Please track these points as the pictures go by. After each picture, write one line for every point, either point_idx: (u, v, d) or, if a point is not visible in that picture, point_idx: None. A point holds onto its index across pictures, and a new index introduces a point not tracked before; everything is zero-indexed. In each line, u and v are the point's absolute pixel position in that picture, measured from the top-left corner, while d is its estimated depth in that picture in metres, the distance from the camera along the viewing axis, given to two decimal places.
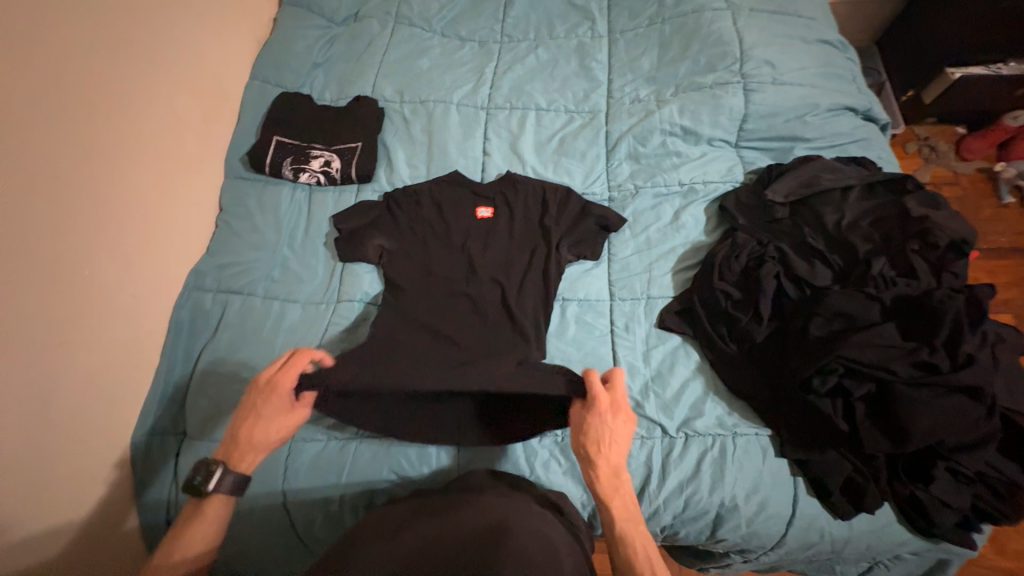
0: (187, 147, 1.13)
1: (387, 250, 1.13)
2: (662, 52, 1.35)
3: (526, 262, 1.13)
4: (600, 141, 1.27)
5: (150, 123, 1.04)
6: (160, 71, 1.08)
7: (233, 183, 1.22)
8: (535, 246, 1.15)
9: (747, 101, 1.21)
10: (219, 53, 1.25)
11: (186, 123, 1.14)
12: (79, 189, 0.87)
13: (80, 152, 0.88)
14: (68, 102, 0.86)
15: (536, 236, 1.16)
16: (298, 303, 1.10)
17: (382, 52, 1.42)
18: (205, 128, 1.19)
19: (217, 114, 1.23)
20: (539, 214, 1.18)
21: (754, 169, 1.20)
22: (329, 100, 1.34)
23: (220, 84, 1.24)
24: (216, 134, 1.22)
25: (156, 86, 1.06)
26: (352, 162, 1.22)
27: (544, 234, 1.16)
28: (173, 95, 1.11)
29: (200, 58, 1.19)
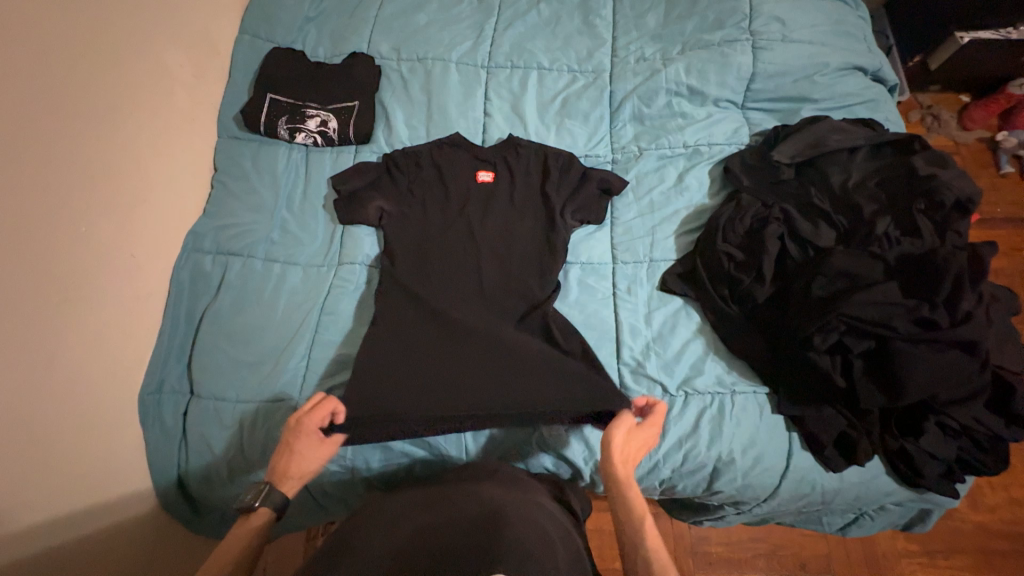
0: (177, 105, 1.09)
1: (388, 213, 1.12)
2: (669, 7, 1.30)
3: (530, 227, 1.13)
4: (604, 102, 1.24)
5: (139, 78, 1.00)
6: (146, 21, 1.03)
7: (227, 143, 1.18)
8: (538, 211, 1.14)
9: (755, 60, 1.18)
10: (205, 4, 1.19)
11: (174, 79, 1.09)
12: (67, 145, 0.84)
13: (67, 106, 0.84)
14: (53, 51, 0.82)
15: (539, 201, 1.15)
16: (299, 267, 1.09)
17: (377, 6, 1.35)
18: (195, 85, 1.14)
19: (207, 70, 1.18)
20: (542, 178, 1.17)
21: (760, 131, 1.18)
22: (323, 58, 1.29)
23: (207, 37, 1.18)
24: (207, 92, 1.17)
25: (140, 37, 1.01)
26: (349, 123, 1.19)
27: (547, 198, 1.14)
28: (161, 47, 1.06)
29: (186, 8, 1.13)
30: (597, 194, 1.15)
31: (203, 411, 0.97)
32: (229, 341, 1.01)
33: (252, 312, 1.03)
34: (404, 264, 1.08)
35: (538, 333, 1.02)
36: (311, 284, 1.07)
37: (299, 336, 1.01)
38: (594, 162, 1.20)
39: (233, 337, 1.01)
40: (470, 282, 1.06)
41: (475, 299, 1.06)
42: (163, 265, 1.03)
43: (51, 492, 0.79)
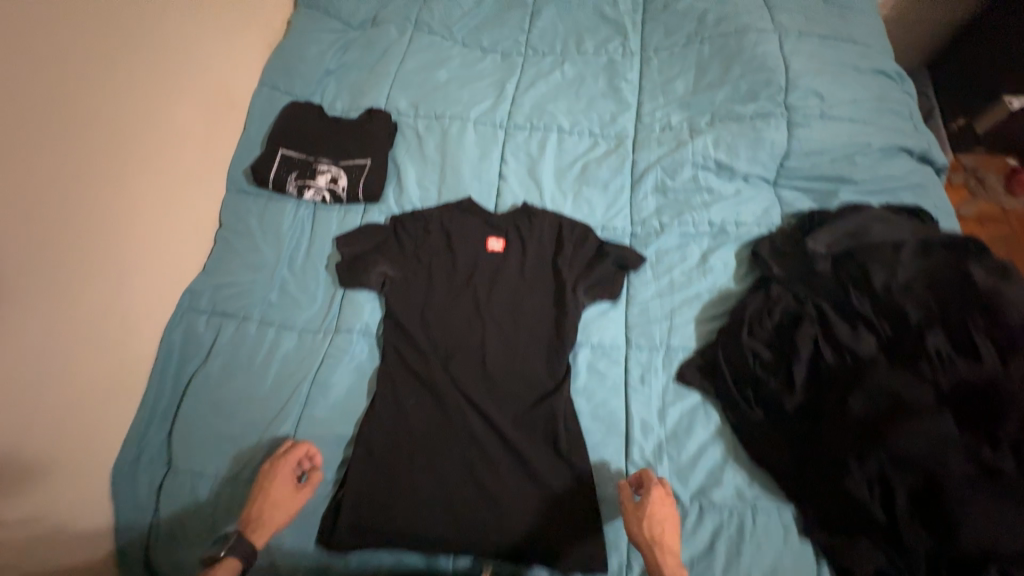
0: (189, 157, 1.07)
1: (391, 279, 1.07)
2: (698, 74, 1.26)
3: (539, 303, 1.06)
4: (625, 171, 1.18)
5: (152, 135, 0.99)
6: (165, 78, 1.02)
7: (235, 195, 1.16)
8: (549, 286, 1.08)
9: (789, 136, 1.10)
10: (228, 57, 1.20)
11: (187, 132, 1.07)
12: (65, 207, 0.82)
13: (71, 169, 0.83)
14: (61, 113, 0.81)
15: (551, 275, 1.08)
16: (294, 331, 1.04)
17: (399, 61, 1.35)
18: (209, 137, 1.13)
19: (224, 122, 1.17)
20: (556, 250, 1.10)
21: (794, 212, 1.09)
22: (341, 111, 1.28)
23: (226, 90, 1.18)
24: (221, 144, 1.16)
25: (156, 92, 1.00)
26: (359, 181, 1.15)
27: (557, 273, 1.08)
28: (178, 102, 1.05)
29: (208, 62, 1.14)
30: (614, 271, 1.08)
31: (179, 486, 0.91)
32: (216, 410, 0.96)
33: (241, 379, 0.98)
34: (402, 335, 1.02)
35: (541, 428, 0.95)
36: (305, 351, 1.02)
37: (286, 410, 0.95)
38: (611, 235, 1.13)
39: (219, 405, 0.96)
40: (472, 361, 1.00)
41: (476, 381, 0.99)
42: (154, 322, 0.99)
43: None
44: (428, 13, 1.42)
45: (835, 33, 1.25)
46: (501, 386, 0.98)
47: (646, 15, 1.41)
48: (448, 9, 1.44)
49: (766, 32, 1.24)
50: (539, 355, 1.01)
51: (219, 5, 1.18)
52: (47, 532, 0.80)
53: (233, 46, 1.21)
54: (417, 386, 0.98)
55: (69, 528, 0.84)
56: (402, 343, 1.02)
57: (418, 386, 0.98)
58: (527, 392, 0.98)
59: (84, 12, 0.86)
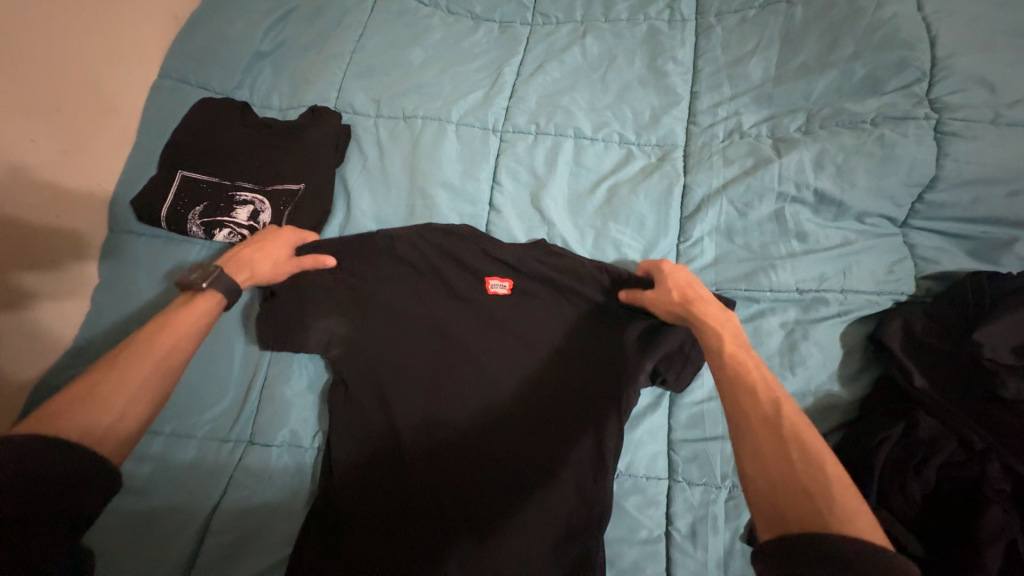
0: (28, 195, 0.73)
1: (341, 338, 0.74)
2: (784, 50, 0.85)
3: (565, 384, 0.72)
4: (672, 201, 0.80)
5: None
6: None
7: (117, 240, 0.84)
8: (578, 358, 0.73)
9: (939, 153, 0.70)
10: (99, 38, 0.84)
11: (19, 158, 0.73)
12: None
13: None
14: None
15: (587, 340, 0.74)
16: (194, 442, 0.74)
17: (357, 38, 0.98)
18: (67, 162, 0.79)
19: (94, 138, 0.83)
20: (596, 308, 0.75)
21: (940, 272, 0.70)
22: (276, 111, 0.93)
23: (96, 89, 0.83)
24: (89, 169, 0.82)
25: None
26: (287, 217, 0.82)
27: (592, 340, 0.74)
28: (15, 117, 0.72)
29: (56, 46, 0.77)
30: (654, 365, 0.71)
31: None
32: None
33: (109, 514, 0.69)
34: (348, 436, 0.71)
35: None
36: (212, 473, 0.72)
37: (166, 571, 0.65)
38: None
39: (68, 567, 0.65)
40: (443, 493, 0.68)
41: (450, 526, 0.66)
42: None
43: None
44: None
45: None
46: (497, 527, 0.66)
47: None
48: None
49: None
50: (564, 468, 0.68)
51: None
52: None
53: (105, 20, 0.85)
54: (362, 538, 0.65)
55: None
56: (355, 451, 0.70)
57: (374, 513, 0.67)
58: (542, 531, 0.65)
59: None
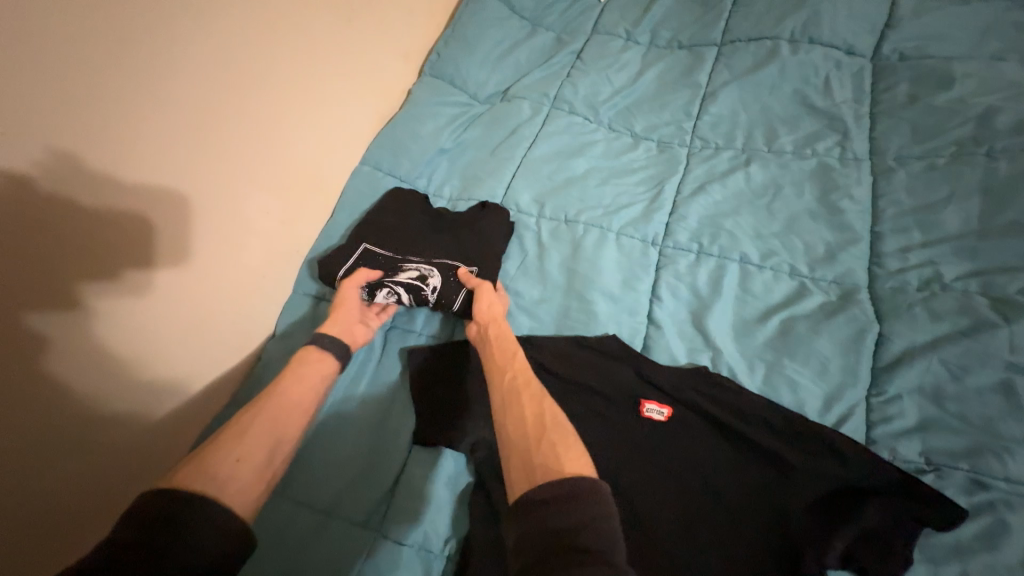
0: (247, 253, 0.86)
1: (483, 441, 0.74)
2: (990, 204, 0.80)
3: (733, 547, 0.62)
4: (862, 349, 0.73)
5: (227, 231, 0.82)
6: (264, 167, 0.88)
7: (297, 301, 0.93)
8: (748, 516, 0.64)
9: None
10: (332, 130, 1.01)
11: (255, 224, 0.87)
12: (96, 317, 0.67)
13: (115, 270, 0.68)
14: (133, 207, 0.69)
15: (762, 497, 0.65)
16: (325, 520, 0.72)
17: (527, 144, 1.08)
18: (282, 230, 0.93)
19: (306, 211, 0.97)
20: (766, 457, 0.67)
21: None
22: (446, 201, 1.03)
23: (318, 172, 0.99)
24: (294, 236, 0.95)
25: (221, 168, 0.80)
26: (454, 286, 0.84)
27: (767, 498, 0.65)
28: (269, 193, 0.89)
29: (303, 137, 0.95)
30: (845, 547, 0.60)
31: None
32: None
33: None
34: (484, 557, 0.66)
35: None
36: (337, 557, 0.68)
37: None
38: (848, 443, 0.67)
39: None
40: None
41: None
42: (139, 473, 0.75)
43: None
44: (570, 88, 1.15)
45: None
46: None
47: (877, 106, 1.00)
48: (596, 85, 1.16)
49: None
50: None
51: (335, 70, 1.00)
52: None
53: (339, 117, 1.03)
54: None
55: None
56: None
57: None
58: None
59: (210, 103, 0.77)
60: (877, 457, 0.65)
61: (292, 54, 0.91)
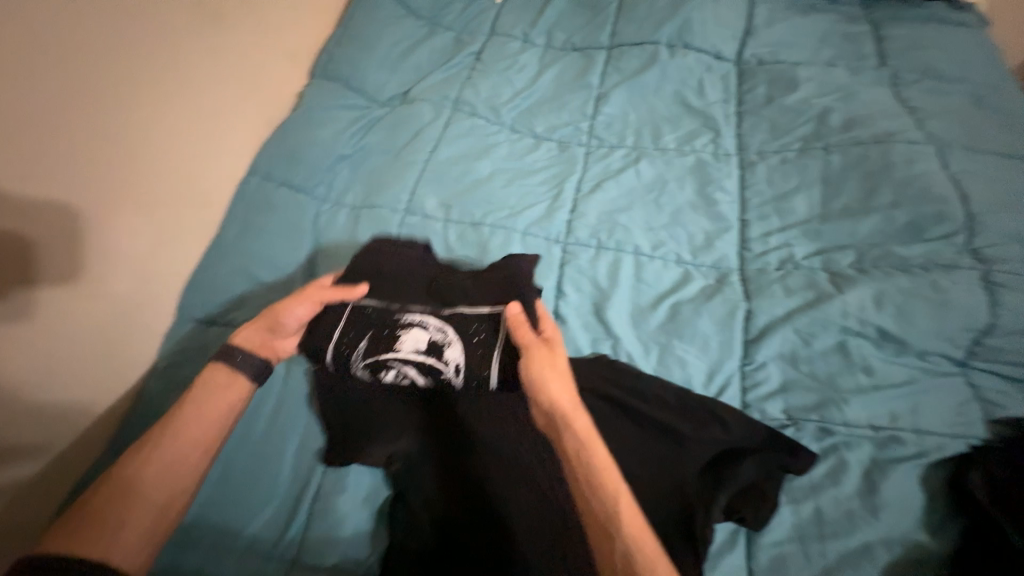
0: (110, 281, 0.77)
1: (400, 454, 0.71)
2: (827, 191, 0.94)
3: (639, 515, 0.68)
4: (736, 325, 0.83)
5: (86, 247, 0.74)
6: (130, 179, 0.81)
7: (180, 326, 0.83)
8: (649, 486, 0.70)
9: (991, 302, 0.75)
10: (209, 141, 0.94)
11: (122, 244, 0.79)
12: None
13: None
14: None
15: (661, 468, 0.71)
16: (232, 561, 0.67)
17: (430, 147, 1.06)
18: (157, 252, 0.84)
19: (186, 229, 0.89)
20: (660, 431, 0.74)
21: (1010, 419, 0.71)
22: (349, 208, 0.98)
23: (196, 186, 0.91)
24: (173, 258, 0.87)
25: (71, 173, 0.74)
26: (480, 351, 0.70)
27: (665, 467, 0.71)
28: (138, 208, 0.82)
29: (169, 149, 0.88)
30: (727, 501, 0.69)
31: None
32: None
33: None
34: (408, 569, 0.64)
35: None
36: None
37: None
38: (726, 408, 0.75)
39: None
40: None
41: None
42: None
43: None
44: (471, 89, 1.15)
45: (1012, 150, 0.94)
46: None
47: (742, 106, 1.12)
48: (496, 87, 1.17)
49: (921, 144, 0.94)
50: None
51: (213, 81, 0.97)
52: None
53: (217, 128, 0.96)
54: None
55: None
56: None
57: None
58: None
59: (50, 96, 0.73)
60: (751, 419, 0.74)
61: (155, 61, 0.88)
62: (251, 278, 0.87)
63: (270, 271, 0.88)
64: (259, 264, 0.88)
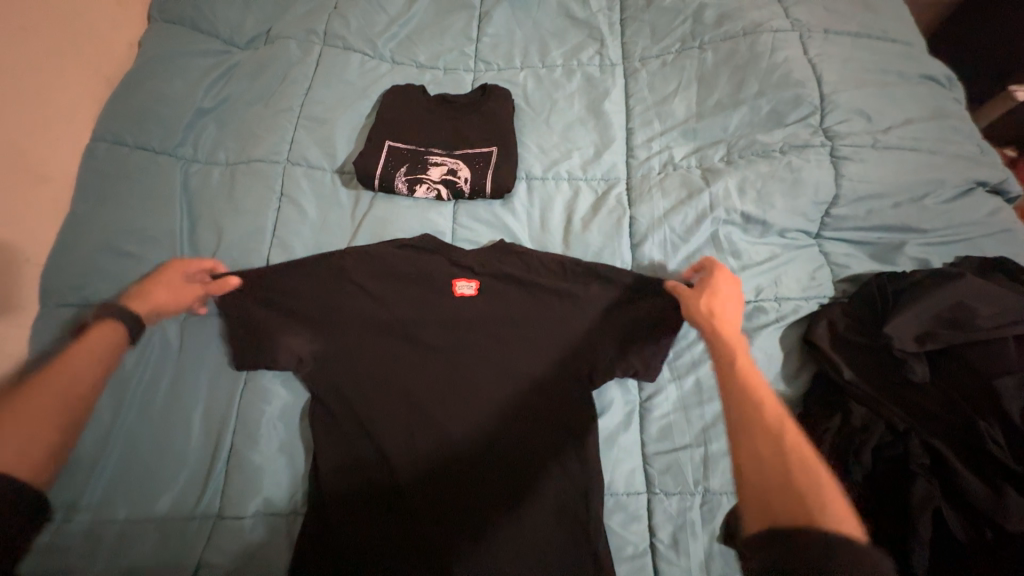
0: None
1: (311, 356, 0.76)
2: (702, 90, 0.96)
3: (537, 370, 0.78)
4: (622, 230, 0.87)
5: None
6: None
7: (48, 313, 0.77)
8: (549, 348, 0.79)
9: (836, 176, 0.82)
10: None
11: None
12: None
13: None
14: None
15: (556, 326, 0.80)
16: (155, 525, 0.69)
17: (302, 90, 0.99)
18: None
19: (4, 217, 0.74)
20: (556, 297, 0.81)
21: (851, 276, 0.81)
22: (222, 165, 0.92)
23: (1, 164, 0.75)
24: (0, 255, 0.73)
25: None
26: (485, 173, 0.91)
27: (565, 326, 0.80)
28: None
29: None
30: (622, 354, 0.77)
31: None
32: None
33: None
34: (331, 451, 0.73)
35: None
36: (179, 556, 0.67)
37: None
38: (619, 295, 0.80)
39: None
40: (443, 485, 0.72)
41: (443, 517, 0.70)
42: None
43: None
44: (339, 20, 1.06)
45: (867, 29, 0.99)
46: (489, 520, 0.70)
47: (625, 13, 1.10)
48: (369, 15, 1.08)
49: (785, 31, 0.96)
50: (544, 452, 0.74)
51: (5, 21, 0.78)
52: None
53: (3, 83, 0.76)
54: (354, 543, 0.68)
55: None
56: (335, 461, 0.72)
57: (365, 522, 0.69)
58: (538, 515, 0.71)
59: None
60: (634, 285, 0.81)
61: None
62: (121, 253, 0.81)
63: (143, 244, 0.83)
64: (128, 238, 0.82)
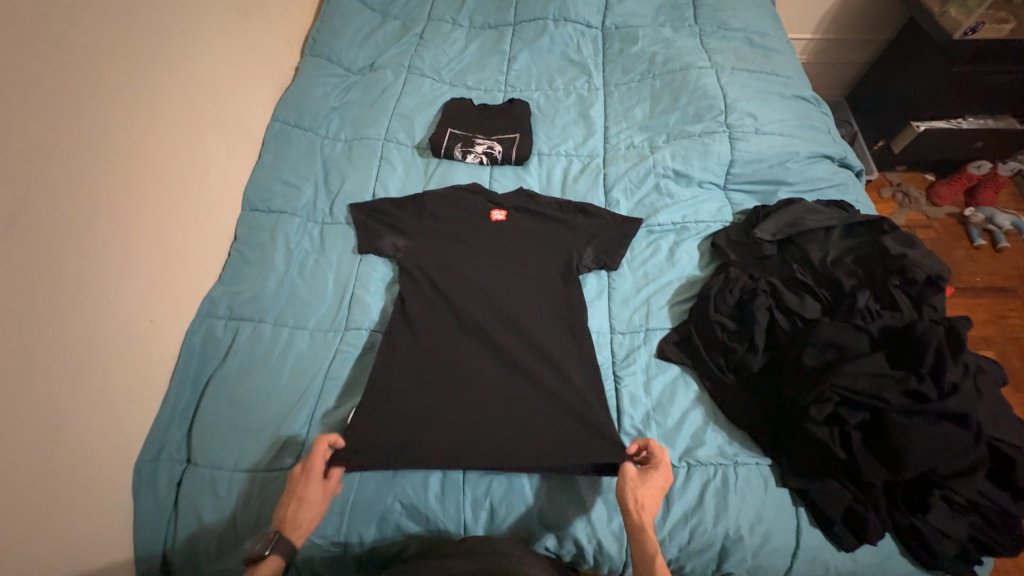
0: (126, 201, 0.95)
1: (403, 246, 1.23)
2: (653, 103, 1.48)
3: (544, 258, 1.23)
4: (598, 183, 1.36)
5: (208, 168, 1.19)
6: (214, 119, 1.22)
7: (247, 215, 1.27)
8: (551, 246, 1.24)
9: (732, 149, 1.31)
10: (219, 92, 1.25)
11: (216, 159, 1.21)
12: (152, 216, 1.01)
13: (159, 187, 1.04)
14: (159, 135, 1.04)
15: (556, 234, 1.26)
16: (306, 331, 1.11)
17: (394, 99, 1.53)
18: (231, 165, 1.26)
19: (193, 162, 1.14)
20: (557, 218, 1.28)
21: (742, 210, 1.28)
22: (344, 140, 1.44)
23: (219, 127, 1.23)
24: (214, 178, 1.20)
25: (195, 120, 1.16)
26: (512, 148, 1.41)
27: (563, 234, 1.26)
28: (217, 136, 1.23)
29: (159, 102, 1.05)
30: (597, 255, 1.23)
31: (196, 482, 0.94)
32: (233, 405, 1.01)
33: (260, 373, 1.04)
34: (412, 298, 1.16)
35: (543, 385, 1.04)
36: (322, 349, 1.09)
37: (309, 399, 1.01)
38: (599, 222, 1.26)
39: (236, 401, 1.01)
40: (483, 317, 1.14)
41: (482, 335, 1.11)
42: (101, 361, 0.88)
43: (47, 533, 0.78)
44: (418, 58, 1.62)
45: (761, 68, 1.52)
46: (509, 340, 1.10)
47: (606, 58, 1.66)
48: (436, 56, 1.65)
49: (706, 68, 1.50)
50: (546, 306, 1.16)
51: (252, 60, 1.39)
52: (85, 501, 0.85)
53: (224, 83, 1.27)
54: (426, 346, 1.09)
55: (79, 544, 0.84)
56: (413, 303, 1.15)
57: (433, 335, 1.11)
58: (543, 338, 1.11)
59: (185, 69, 1.13)
60: (609, 215, 1.27)
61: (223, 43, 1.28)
62: (288, 185, 1.31)
63: (299, 180, 1.33)
64: (290, 177, 1.33)
